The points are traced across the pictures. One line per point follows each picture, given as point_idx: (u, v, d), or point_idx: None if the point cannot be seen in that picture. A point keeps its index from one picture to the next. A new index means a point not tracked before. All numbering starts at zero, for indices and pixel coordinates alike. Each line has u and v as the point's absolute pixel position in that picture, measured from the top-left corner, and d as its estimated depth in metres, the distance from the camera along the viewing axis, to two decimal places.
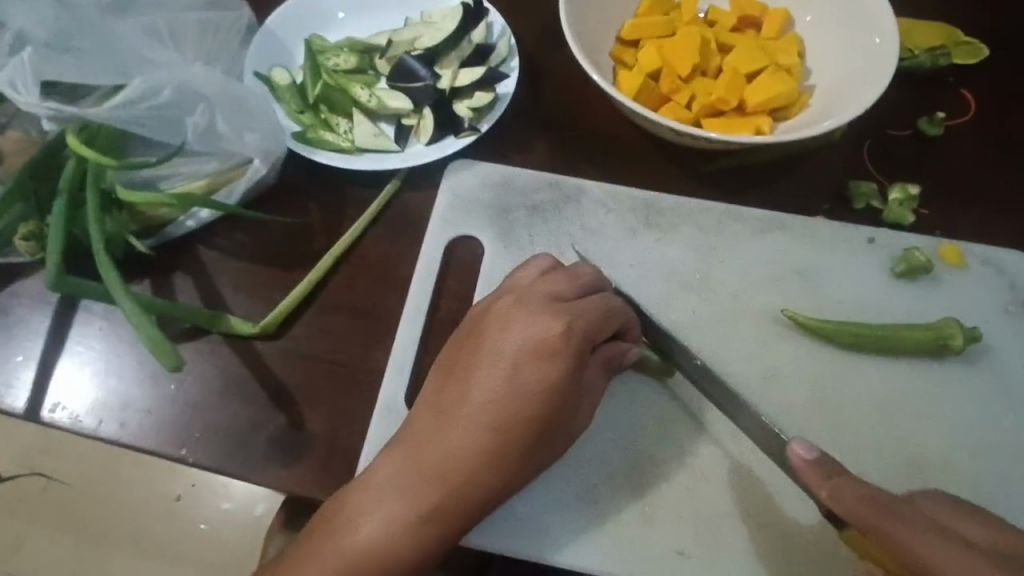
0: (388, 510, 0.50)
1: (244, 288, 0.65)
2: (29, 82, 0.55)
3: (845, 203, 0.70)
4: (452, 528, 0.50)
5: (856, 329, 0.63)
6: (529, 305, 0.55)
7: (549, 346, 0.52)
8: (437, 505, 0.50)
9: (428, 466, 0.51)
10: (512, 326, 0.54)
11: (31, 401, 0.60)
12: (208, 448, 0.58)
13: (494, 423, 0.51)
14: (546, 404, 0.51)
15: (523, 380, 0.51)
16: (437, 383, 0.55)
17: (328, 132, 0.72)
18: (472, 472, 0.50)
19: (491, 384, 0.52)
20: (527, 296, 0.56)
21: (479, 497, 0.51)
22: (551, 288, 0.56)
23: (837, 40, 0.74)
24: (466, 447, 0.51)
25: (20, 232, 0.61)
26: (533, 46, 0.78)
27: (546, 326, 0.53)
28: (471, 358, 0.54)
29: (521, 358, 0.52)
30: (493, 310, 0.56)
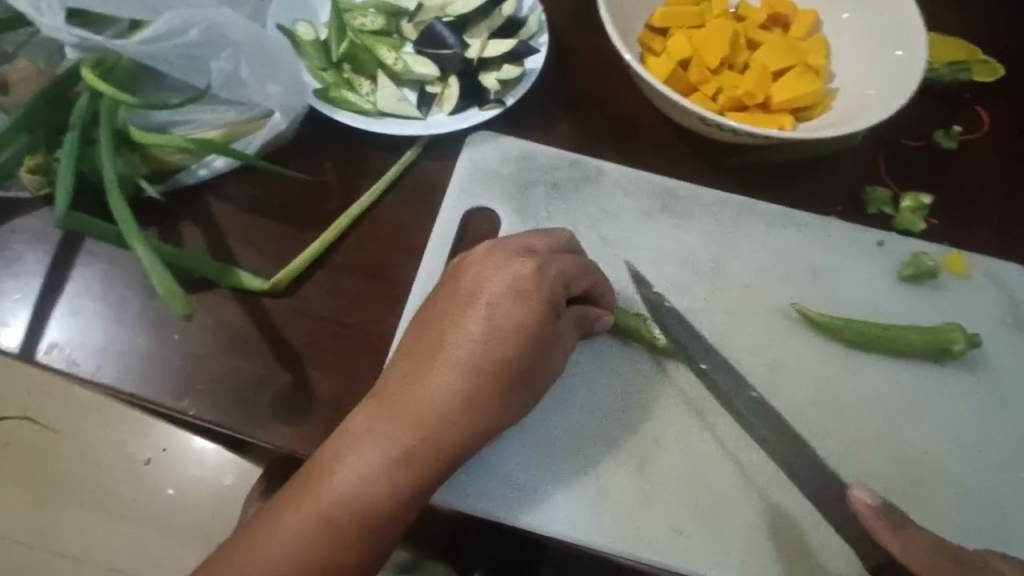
0: (366, 455, 0.48)
1: (254, 243, 0.64)
2: (53, 6, 0.53)
3: (860, 208, 0.71)
4: (429, 474, 0.49)
5: (863, 327, 0.64)
6: (503, 254, 0.55)
7: (523, 290, 0.53)
8: (414, 448, 0.49)
9: (405, 411, 0.50)
10: (488, 272, 0.54)
11: (26, 340, 0.58)
12: (212, 402, 0.57)
13: (473, 366, 0.51)
14: (523, 346, 0.52)
15: (499, 323, 0.52)
16: (413, 331, 0.54)
17: (350, 92, 0.70)
18: (449, 414, 0.50)
19: (467, 327, 0.52)
20: (505, 246, 0.56)
21: (457, 441, 0.50)
22: (525, 240, 0.57)
23: (864, 45, 0.75)
24: (444, 389, 0.50)
25: (26, 165, 0.59)
26: (563, 24, 0.78)
27: (520, 270, 0.53)
28: (449, 306, 0.54)
29: (495, 303, 0.52)
30: (470, 258, 0.56)
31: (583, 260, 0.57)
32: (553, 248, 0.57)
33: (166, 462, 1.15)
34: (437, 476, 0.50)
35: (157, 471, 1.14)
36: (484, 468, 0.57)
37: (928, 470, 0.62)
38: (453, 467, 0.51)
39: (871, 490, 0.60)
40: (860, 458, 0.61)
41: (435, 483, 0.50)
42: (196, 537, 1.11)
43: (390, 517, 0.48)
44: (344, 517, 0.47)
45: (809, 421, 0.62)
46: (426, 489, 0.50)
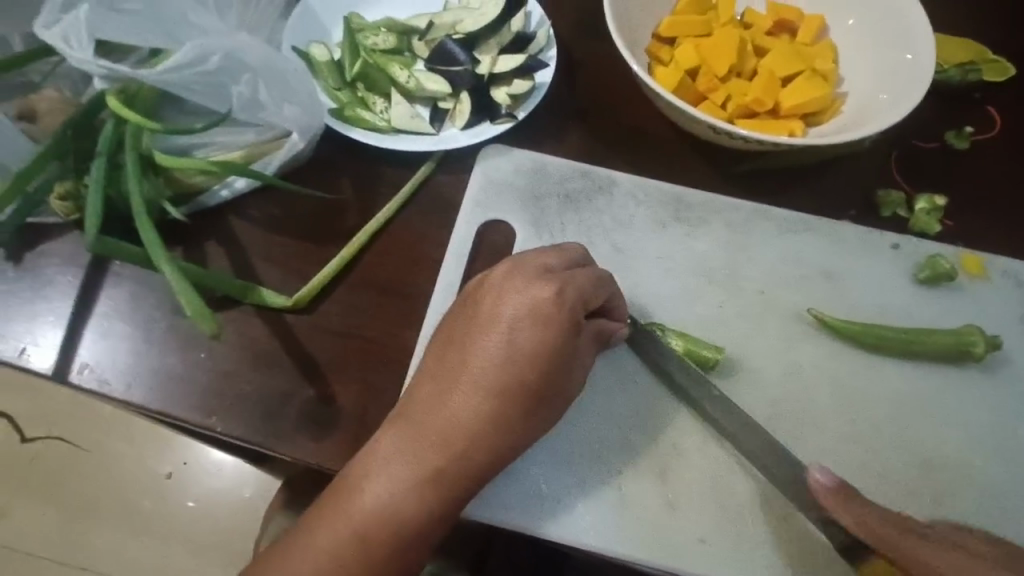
0: (390, 476, 0.49)
1: (276, 261, 0.65)
2: (82, 38, 0.54)
3: (873, 211, 0.71)
4: (453, 494, 0.50)
5: (879, 329, 0.64)
6: (522, 275, 0.56)
7: (543, 312, 0.54)
8: (438, 468, 0.50)
9: (430, 432, 0.51)
10: (508, 294, 0.55)
11: (58, 361, 0.59)
12: (238, 418, 0.58)
13: (495, 387, 0.52)
14: (544, 368, 0.53)
15: (521, 345, 0.53)
16: (435, 353, 0.55)
17: (365, 111, 0.72)
18: (472, 436, 0.51)
19: (489, 349, 0.53)
20: (522, 267, 0.57)
21: (480, 461, 0.51)
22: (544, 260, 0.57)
23: (872, 49, 0.75)
24: (467, 411, 0.51)
25: (57, 191, 0.61)
26: (571, 37, 0.79)
27: (539, 292, 0.54)
28: (470, 329, 0.55)
29: (516, 325, 0.53)
30: (489, 279, 0.57)
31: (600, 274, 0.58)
32: (569, 266, 0.58)
33: (188, 476, 1.17)
34: (461, 498, 0.51)
35: (177, 486, 1.16)
36: (507, 484, 0.58)
37: (950, 472, 0.62)
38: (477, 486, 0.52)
39: (891, 492, 0.60)
40: (880, 462, 0.61)
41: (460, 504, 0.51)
42: (217, 550, 1.12)
43: (416, 539, 0.49)
44: (372, 539, 0.48)
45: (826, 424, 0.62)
46: (451, 511, 0.50)
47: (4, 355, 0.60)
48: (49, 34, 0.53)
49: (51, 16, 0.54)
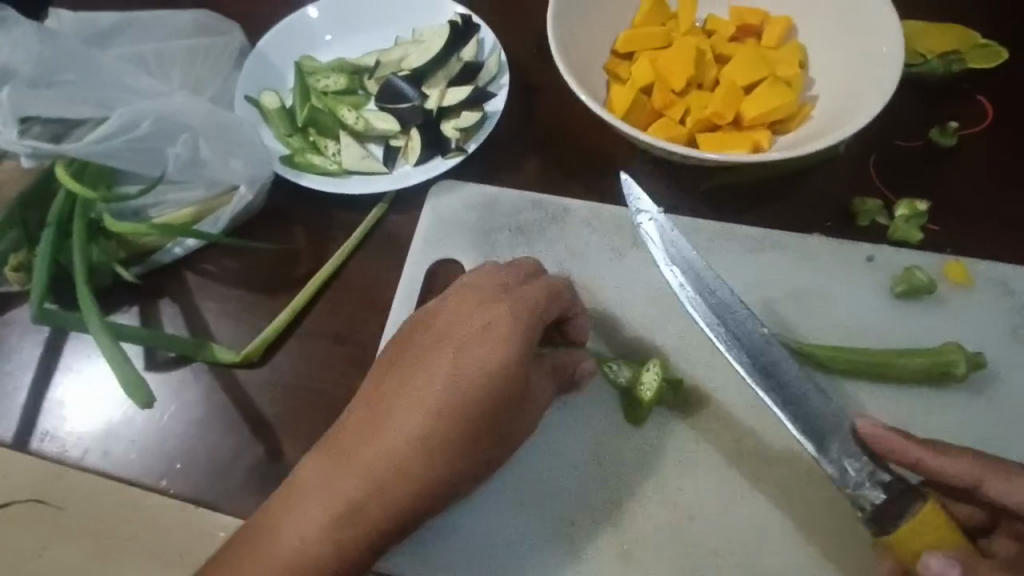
0: (308, 507, 0.49)
1: (229, 315, 0.65)
2: (9, 118, 0.56)
3: (849, 221, 0.66)
4: (371, 527, 0.48)
5: (854, 353, 0.60)
6: (476, 297, 0.54)
7: (483, 333, 0.51)
8: (358, 499, 0.48)
9: (355, 459, 0.49)
10: (458, 318, 0.53)
11: (21, 429, 0.61)
12: (190, 478, 0.58)
13: (431, 415, 0.50)
14: (487, 393, 0.50)
15: (463, 368, 0.50)
16: (375, 376, 0.54)
17: (316, 155, 0.71)
18: (396, 465, 0.49)
19: (423, 372, 0.51)
20: (470, 287, 0.55)
21: (405, 492, 0.49)
22: (500, 278, 0.55)
23: (842, 46, 0.71)
24: (396, 438, 0.49)
25: (11, 262, 0.62)
26: (525, 62, 0.77)
27: (492, 315, 0.52)
28: (410, 350, 0.54)
29: (462, 348, 0.51)
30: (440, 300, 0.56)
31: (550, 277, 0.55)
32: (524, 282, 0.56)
33: None
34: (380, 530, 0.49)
35: None
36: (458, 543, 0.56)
37: None
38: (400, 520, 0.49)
39: None
40: None
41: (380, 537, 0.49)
42: None
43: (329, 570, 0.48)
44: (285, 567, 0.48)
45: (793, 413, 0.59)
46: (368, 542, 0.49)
47: None
48: None
49: None
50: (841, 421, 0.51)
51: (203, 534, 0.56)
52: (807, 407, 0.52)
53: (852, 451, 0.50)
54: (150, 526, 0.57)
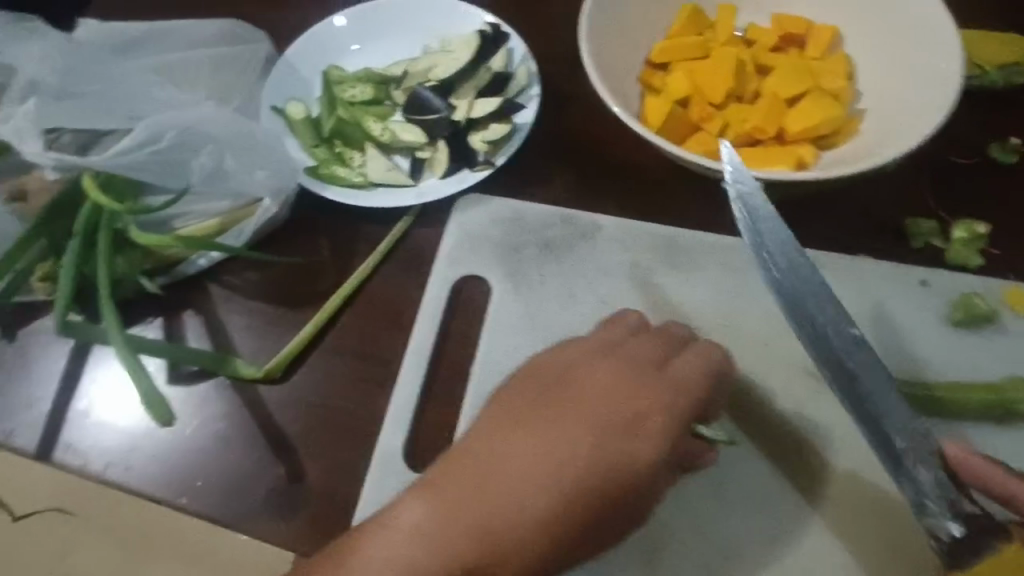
0: (411, 557, 0.46)
1: (252, 329, 0.64)
2: (33, 131, 0.55)
3: (903, 241, 0.62)
4: None
5: (904, 385, 0.56)
6: (626, 374, 0.53)
7: (639, 415, 0.51)
8: (469, 561, 0.46)
9: (470, 515, 0.47)
10: (605, 392, 0.52)
11: (43, 441, 0.60)
12: (210, 496, 0.57)
13: (566, 490, 0.48)
14: (625, 483, 0.49)
15: (609, 452, 0.49)
16: (499, 420, 0.52)
17: (341, 167, 0.70)
18: (526, 529, 0.46)
19: (566, 436, 0.49)
20: (614, 356, 0.54)
21: (517, 564, 0.46)
22: (648, 354, 0.54)
23: (894, 58, 0.67)
24: (521, 504, 0.47)
25: (38, 273, 0.64)
26: (556, 71, 0.75)
27: (648, 403, 0.51)
28: (543, 403, 0.52)
29: (610, 430, 0.50)
30: (573, 358, 0.55)
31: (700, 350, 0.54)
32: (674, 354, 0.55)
33: None
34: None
35: None
36: None
37: None
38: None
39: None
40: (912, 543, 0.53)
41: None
42: None
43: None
44: None
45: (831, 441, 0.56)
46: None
47: None
48: (4, 130, 0.55)
49: (6, 112, 0.56)
50: (923, 443, 0.49)
51: (225, 556, 0.55)
52: (889, 429, 0.49)
53: (939, 475, 0.48)
54: (157, 543, 0.56)
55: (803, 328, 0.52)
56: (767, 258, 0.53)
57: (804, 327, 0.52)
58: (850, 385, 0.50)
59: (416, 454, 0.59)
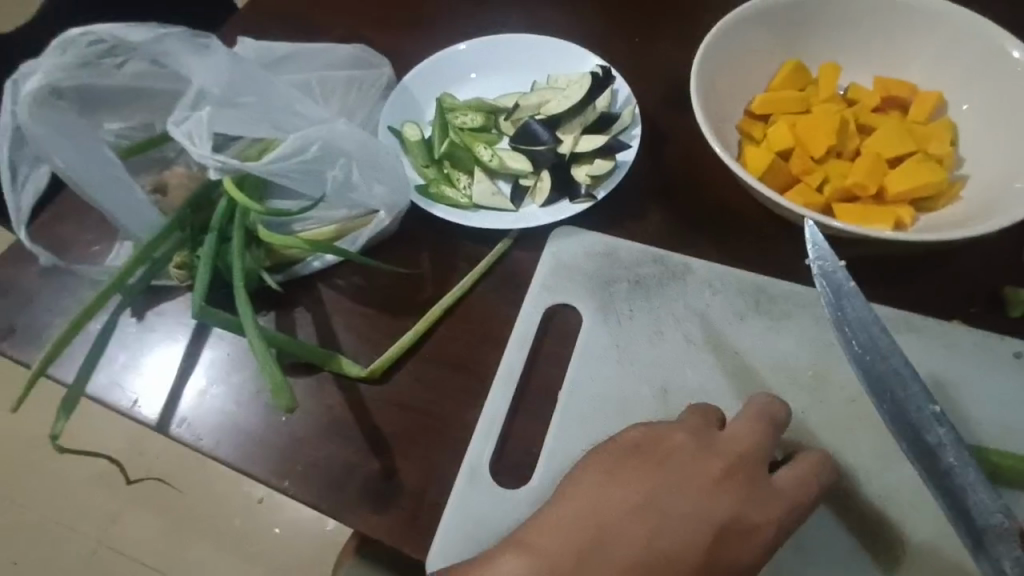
0: None
1: (356, 330, 0.68)
2: (203, 136, 0.62)
3: (998, 309, 0.63)
4: None
5: (1000, 456, 0.55)
6: (738, 473, 0.53)
7: (747, 522, 0.52)
8: None
9: None
10: (713, 486, 0.53)
11: (163, 414, 0.66)
12: (310, 483, 0.61)
13: None
14: None
15: (720, 554, 0.50)
16: (602, 494, 0.52)
17: (448, 187, 0.75)
18: None
19: (673, 535, 0.50)
20: (717, 450, 0.54)
21: None
22: (755, 451, 0.54)
23: (999, 128, 0.68)
24: None
25: (176, 261, 0.69)
26: (658, 114, 0.78)
27: (756, 509, 0.52)
28: (646, 492, 0.52)
29: (722, 532, 0.51)
30: (671, 442, 0.55)
31: (801, 465, 0.55)
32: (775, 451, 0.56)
33: (274, 504, 1.23)
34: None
35: (267, 511, 1.22)
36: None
37: None
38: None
39: None
40: None
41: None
42: None
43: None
44: None
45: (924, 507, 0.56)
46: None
47: (121, 405, 0.67)
48: (178, 130, 0.62)
49: (181, 114, 0.63)
50: (1006, 522, 0.47)
51: None
52: (968, 505, 0.47)
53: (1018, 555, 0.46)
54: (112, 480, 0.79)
55: (882, 401, 0.52)
56: (849, 334, 0.54)
57: (885, 398, 0.51)
58: (931, 462, 0.49)
59: (501, 468, 0.61)
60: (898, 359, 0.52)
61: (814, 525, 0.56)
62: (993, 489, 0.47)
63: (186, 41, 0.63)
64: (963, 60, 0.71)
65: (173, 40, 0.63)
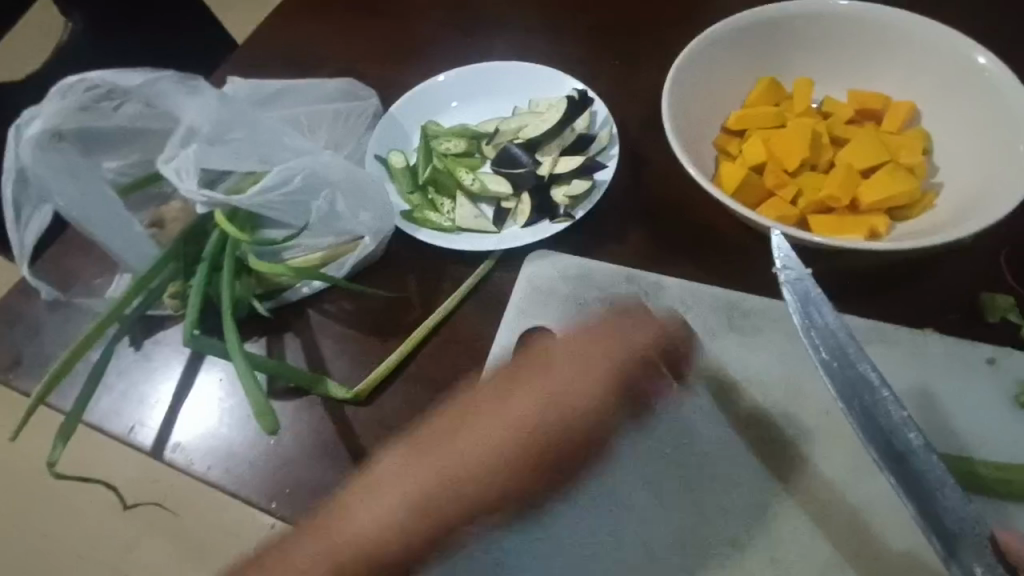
0: (379, 506, 0.58)
1: (342, 353, 0.70)
2: (190, 171, 0.65)
3: (975, 315, 0.63)
4: (415, 539, 0.57)
5: (977, 465, 0.56)
6: (594, 347, 0.61)
7: (623, 388, 0.61)
8: (433, 501, 0.58)
9: (436, 467, 0.59)
10: (576, 363, 0.61)
11: (157, 440, 0.68)
12: (297, 504, 0.62)
13: (506, 460, 0.59)
14: (569, 445, 0.60)
15: (565, 420, 0.60)
16: (492, 386, 0.62)
17: (433, 212, 0.77)
18: (473, 463, 0.59)
19: (518, 418, 0.60)
20: (603, 339, 0.61)
21: (450, 514, 0.58)
22: (632, 342, 0.61)
23: (971, 137, 0.69)
24: (472, 451, 0.59)
25: (170, 291, 0.72)
26: (635, 135, 0.80)
27: (599, 374, 0.60)
28: (515, 391, 0.61)
29: (557, 397, 0.60)
30: (549, 354, 0.62)
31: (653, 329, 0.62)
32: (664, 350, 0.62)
33: None
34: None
35: None
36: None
37: None
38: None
39: None
40: None
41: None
42: None
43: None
44: (352, 553, 0.56)
45: (888, 508, 0.58)
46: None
47: (118, 432, 0.69)
48: (168, 167, 0.65)
49: (171, 152, 0.66)
50: (976, 524, 0.48)
51: None
52: (940, 509, 0.48)
53: (986, 559, 0.47)
54: None
55: (853, 410, 0.51)
56: (819, 343, 0.53)
57: (855, 405, 0.51)
58: (902, 468, 0.49)
59: None
60: (866, 364, 0.53)
61: (789, 538, 0.58)
62: (960, 491, 0.48)
63: (176, 83, 0.67)
64: (935, 71, 0.72)
65: (165, 82, 0.67)
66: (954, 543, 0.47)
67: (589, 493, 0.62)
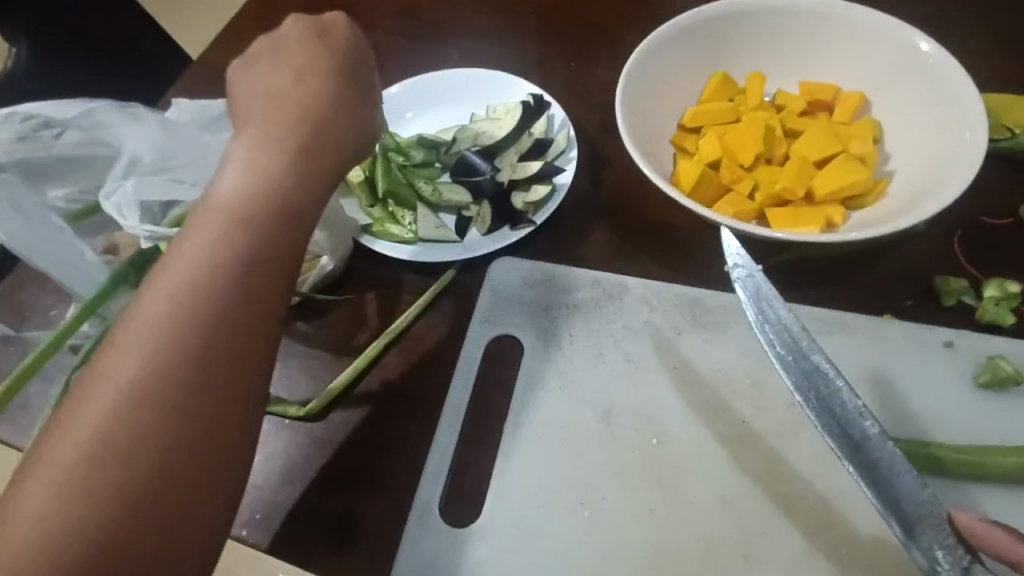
0: (107, 425, 0.44)
1: (306, 372, 0.69)
2: (132, 207, 0.65)
3: (933, 299, 0.63)
4: (176, 478, 0.44)
5: (937, 447, 0.56)
6: (281, 103, 0.58)
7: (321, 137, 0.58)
8: (161, 431, 0.44)
9: (142, 386, 0.45)
10: (266, 139, 0.55)
11: None
12: (266, 530, 0.61)
13: (212, 323, 0.48)
14: (268, 266, 0.51)
15: (249, 190, 0.53)
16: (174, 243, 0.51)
17: (394, 225, 0.75)
18: (181, 381, 0.46)
19: (215, 233, 0.50)
20: (290, 114, 0.57)
21: (181, 438, 0.45)
22: (304, 65, 0.60)
23: (920, 124, 0.70)
24: (147, 354, 0.46)
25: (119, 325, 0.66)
26: (594, 136, 0.80)
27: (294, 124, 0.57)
28: (198, 230, 0.51)
29: (267, 177, 0.54)
30: (268, 137, 0.56)
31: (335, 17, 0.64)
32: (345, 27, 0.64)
33: None
34: (176, 483, 0.44)
35: None
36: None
37: None
38: (192, 479, 0.45)
39: None
40: None
41: (178, 504, 0.44)
42: None
43: None
44: (67, 510, 0.42)
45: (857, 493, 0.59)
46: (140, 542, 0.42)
47: None
48: (109, 203, 0.65)
49: (112, 185, 0.65)
50: (934, 509, 0.49)
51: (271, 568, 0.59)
52: (898, 496, 0.49)
53: (946, 541, 0.48)
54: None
55: (811, 400, 0.52)
56: (772, 336, 0.54)
57: (812, 396, 0.52)
58: (860, 457, 0.50)
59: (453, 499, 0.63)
60: (819, 354, 0.53)
61: (762, 531, 0.58)
62: (917, 476, 0.49)
63: (116, 111, 0.67)
64: (880, 61, 0.73)
65: (103, 111, 0.67)
66: (913, 528, 0.48)
67: (562, 498, 0.62)
